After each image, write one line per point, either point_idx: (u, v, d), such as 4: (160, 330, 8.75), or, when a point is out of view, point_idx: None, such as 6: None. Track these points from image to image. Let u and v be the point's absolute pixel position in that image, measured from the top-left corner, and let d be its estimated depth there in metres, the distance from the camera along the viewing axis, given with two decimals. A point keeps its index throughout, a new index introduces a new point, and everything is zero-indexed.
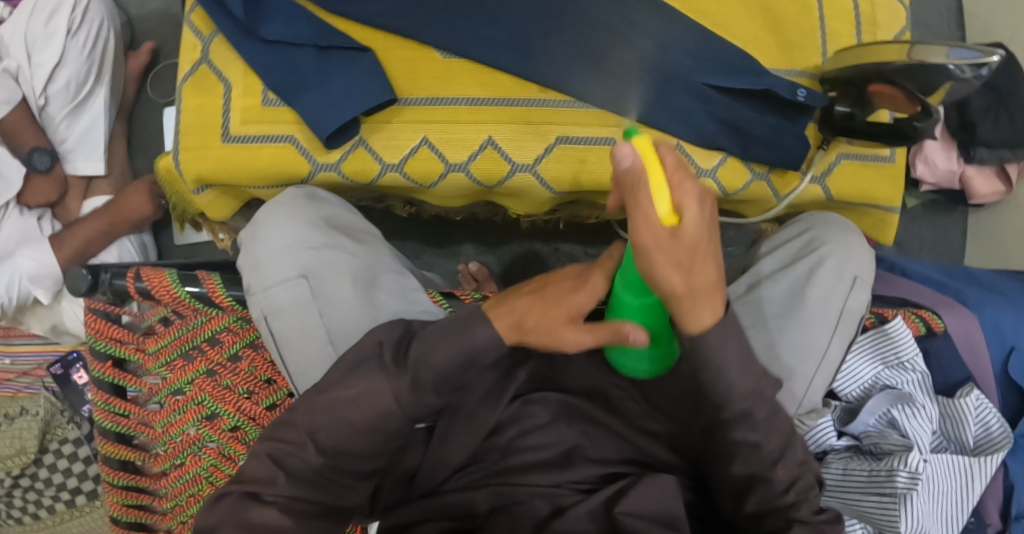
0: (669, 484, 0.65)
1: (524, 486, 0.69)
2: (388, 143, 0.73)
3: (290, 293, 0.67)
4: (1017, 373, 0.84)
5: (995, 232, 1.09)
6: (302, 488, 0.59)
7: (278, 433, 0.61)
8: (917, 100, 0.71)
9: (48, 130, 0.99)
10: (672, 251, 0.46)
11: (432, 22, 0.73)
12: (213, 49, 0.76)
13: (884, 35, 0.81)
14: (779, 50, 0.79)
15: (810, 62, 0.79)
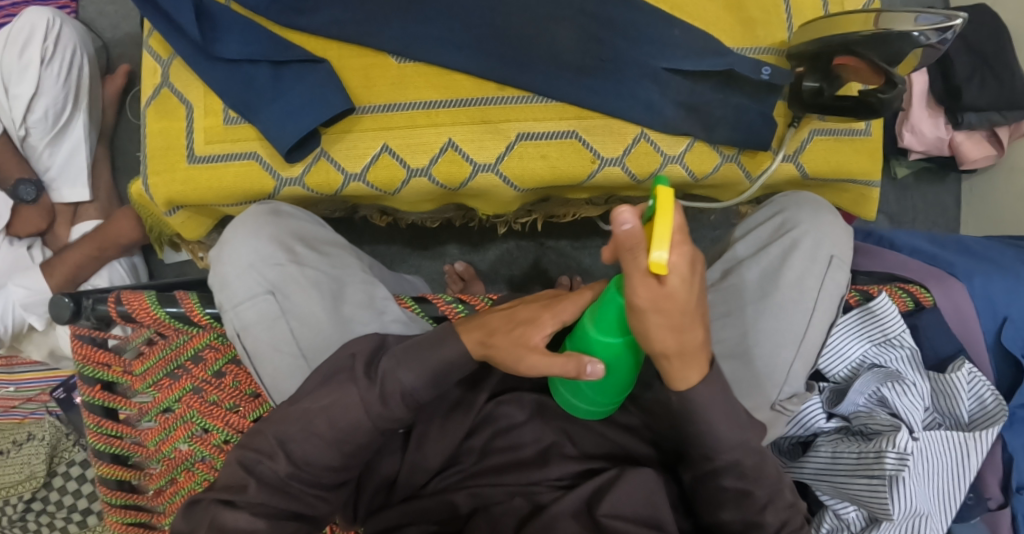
0: (648, 481, 0.66)
1: (501, 486, 0.69)
2: (348, 153, 0.73)
3: (257, 309, 0.67)
4: (1011, 344, 0.82)
5: (991, 198, 1.07)
6: (273, 494, 0.59)
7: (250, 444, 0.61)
8: (884, 71, 0.69)
9: (31, 159, 1.01)
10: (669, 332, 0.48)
11: (384, 28, 0.73)
12: (173, 73, 0.77)
13: (852, 5, 0.79)
14: (743, 28, 0.77)
15: (776, 38, 0.77)
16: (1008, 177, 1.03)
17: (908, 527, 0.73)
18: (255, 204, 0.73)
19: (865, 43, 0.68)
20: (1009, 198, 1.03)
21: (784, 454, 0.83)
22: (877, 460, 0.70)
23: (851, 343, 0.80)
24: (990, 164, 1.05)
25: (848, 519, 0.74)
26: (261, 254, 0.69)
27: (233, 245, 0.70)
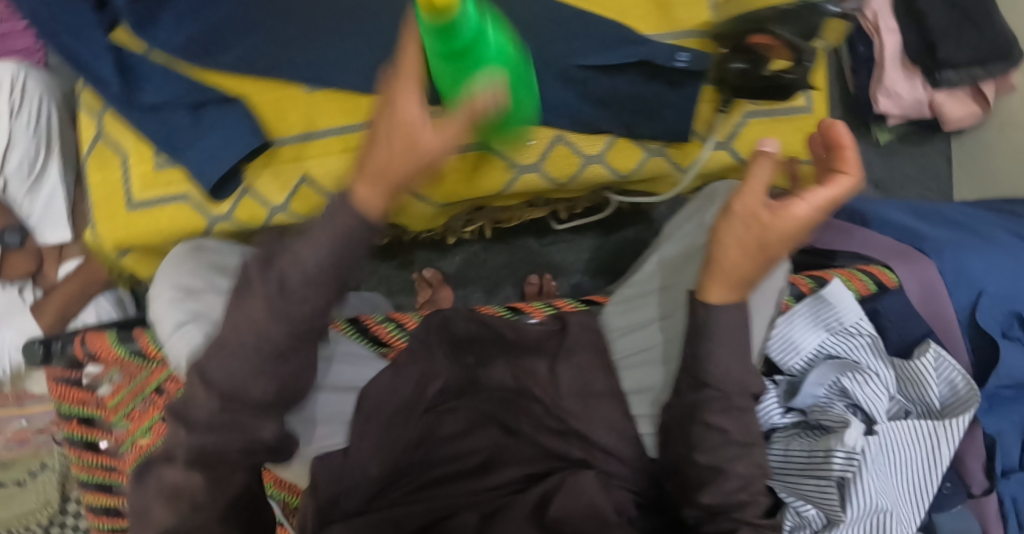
0: (589, 481, 0.68)
1: (448, 496, 0.68)
2: (271, 186, 0.77)
3: (184, 339, 0.67)
4: (985, 320, 0.76)
5: (981, 158, 1.01)
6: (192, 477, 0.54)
7: None
8: (801, 46, 0.64)
9: (13, 207, 1.04)
10: (777, 226, 0.56)
11: (296, 57, 0.75)
12: (105, 124, 0.78)
13: None
14: (660, 13, 0.74)
15: (698, 19, 0.73)
16: (1000, 133, 0.98)
17: (869, 524, 0.68)
18: (177, 244, 0.75)
19: (774, 19, 0.63)
20: (999, 156, 0.98)
21: None
22: (826, 460, 0.66)
23: (805, 333, 0.75)
24: (980, 121, 0.98)
25: (808, 517, 0.70)
26: (179, 288, 0.71)
27: (156, 285, 0.72)
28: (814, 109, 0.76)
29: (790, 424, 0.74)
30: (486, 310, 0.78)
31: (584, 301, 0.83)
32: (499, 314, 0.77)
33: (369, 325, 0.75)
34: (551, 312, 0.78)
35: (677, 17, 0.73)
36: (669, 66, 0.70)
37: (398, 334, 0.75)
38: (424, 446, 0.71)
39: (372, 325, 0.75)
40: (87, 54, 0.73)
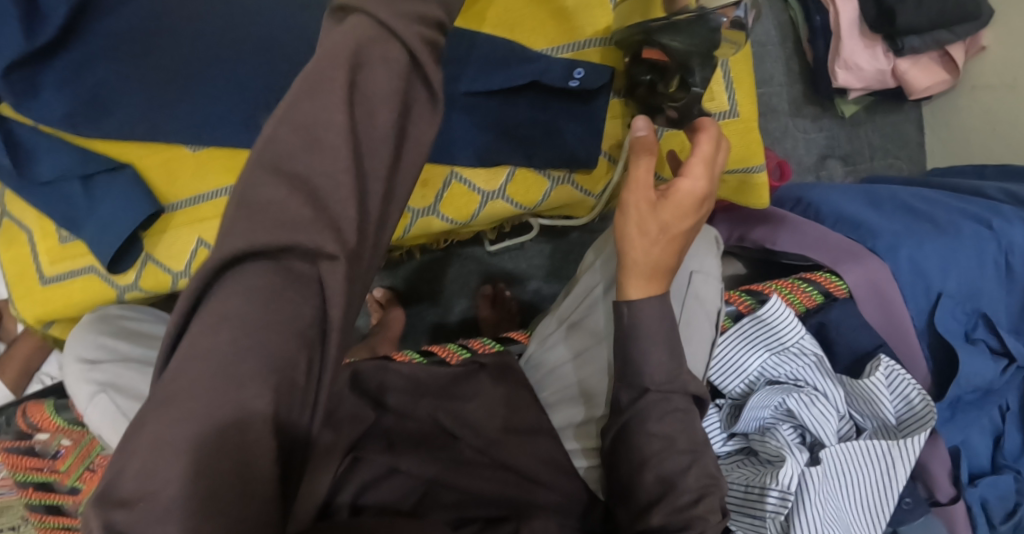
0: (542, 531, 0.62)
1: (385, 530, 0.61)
2: (171, 253, 0.74)
3: (97, 409, 0.66)
4: (945, 323, 0.71)
5: (956, 123, 0.93)
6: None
7: None
8: (693, 52, 0.58)
9: None
10: (671, 213, 0.58)
11: (171, 115, 0.69)
12: (8, 201, 0.76)
13: None
14: (557, 22, 0.68)
15: (600, 27, 0.68)
16: (972, 95, 0.91)
17: None
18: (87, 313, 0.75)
19: (661, 29, 0.59)
20: (974, 119, 0.91)
21: None
22: (759, 498, 0.62)
23: (746, 354, 0.70)
24: (949, 87, 0.91)
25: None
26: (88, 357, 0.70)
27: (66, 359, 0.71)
28: (741, 112, 0.68)
29: (733, 451, 0.71)
30: (399, 359, 0.75)
31: (501, 339, 0.80)
32: (414, 362, 0.73)
33: None
34: (467, 356, 0.75)
35: (575, 27, 0.68)
36: (563, 86, 0.64)
37: None
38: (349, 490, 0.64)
39: None
40: None
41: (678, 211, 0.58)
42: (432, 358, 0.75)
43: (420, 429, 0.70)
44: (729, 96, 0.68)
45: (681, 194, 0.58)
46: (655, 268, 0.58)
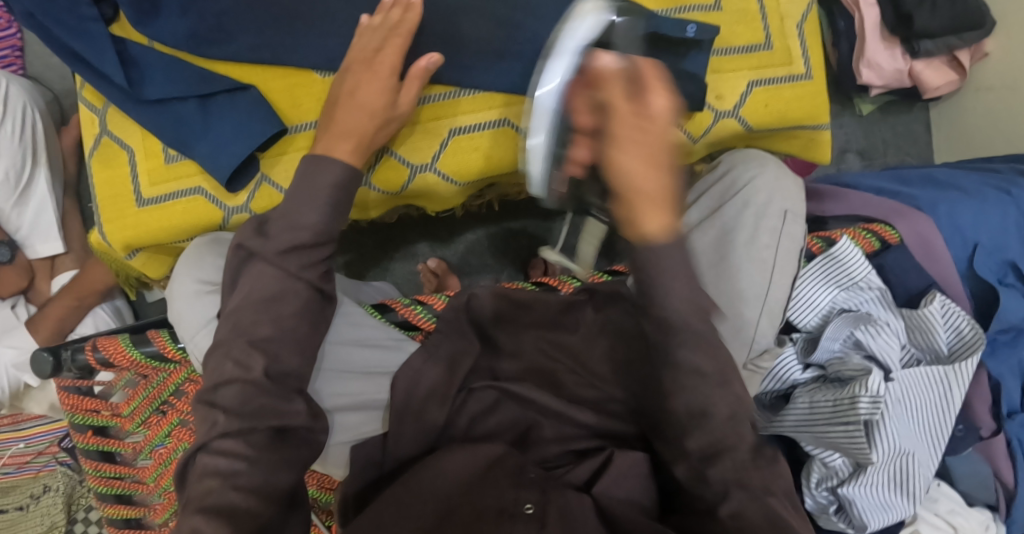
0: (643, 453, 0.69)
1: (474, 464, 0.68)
2: (287, 175, 0.77)
3: (211, 334, 0.71)
4: (984, 270, 0.80)
5: (960, 120, 1.08)
6: (242, 423, 0.64)
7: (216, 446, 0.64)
8: None
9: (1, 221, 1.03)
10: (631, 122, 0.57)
11: (299, 46, 0.76)
12: (110, 120, 0.77)
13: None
14: None
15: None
16: (976, 97, 1.04)
17: (896, 469, 0.73)
18: (196, 237, 0.76)
19: None
20: (978, 118, 1.04)
21: (766, 409, 0.80)
22: (851, 407, 0.69)
23: (818, 291, 0.77)
24: (956, 87, 1.04)
25: (836, 466, 0.74)
26: (202, 282, 0.73)
27: (177, 278, 0.74)
28: (815, 76, 0.78)
29: (809, 379, 0.77)
30: (510, 287, 0.78)
31: (607, 270, 0.82)
32: (524, 288, 0.77)
33: (397, 310, 0.76)
34: (578, 284, 0.79)
35: None
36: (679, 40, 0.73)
37: (427, 315, 0.76)
38: (465, 420, 0.74)
39: (400, 310, 0.76)
40: (92, 49, 0.74)
41: (655, 134, 0.57)
42: (544, 288, 0.79)
43: (526, 364, 0.76)
44: (805, 61, 0.78)
45: (655, 118, 0.57)
46: (654, 198, 0.57)
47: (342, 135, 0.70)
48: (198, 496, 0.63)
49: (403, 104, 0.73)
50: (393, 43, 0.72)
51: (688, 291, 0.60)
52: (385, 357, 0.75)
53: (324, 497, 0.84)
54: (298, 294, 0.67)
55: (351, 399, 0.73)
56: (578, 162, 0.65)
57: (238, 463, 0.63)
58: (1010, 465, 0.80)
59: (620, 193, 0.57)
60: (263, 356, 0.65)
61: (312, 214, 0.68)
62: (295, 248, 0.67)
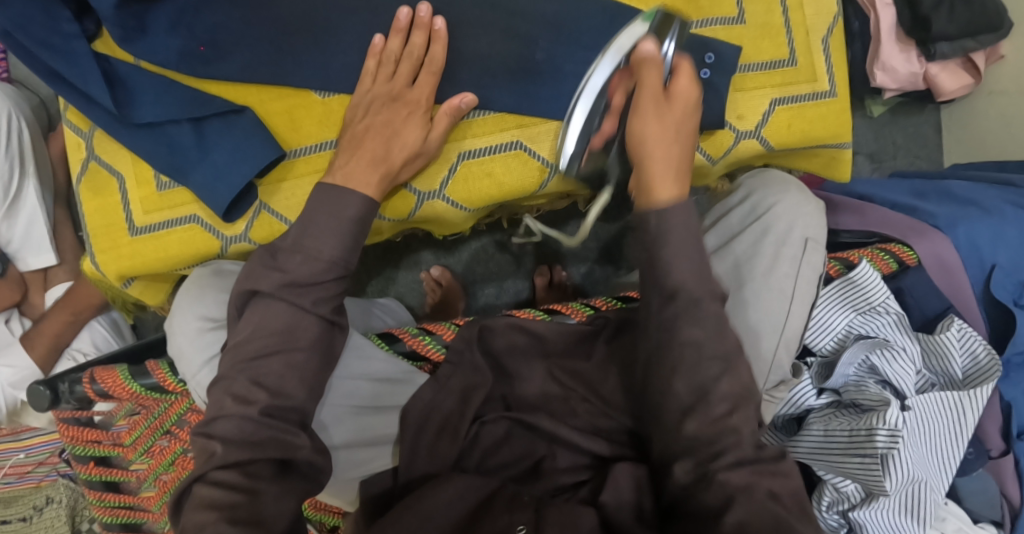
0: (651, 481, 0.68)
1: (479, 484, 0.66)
2: (288, 202, 0.73)
3: (213, 372, 0.69)
4: (1000, 291, 0.79)
5: (972, 123, 1.06)
6: (242, 452, 0.61)
7: (213, 477, 0.61)
8: None
9: None
10: (671, 108, 0.66)
11: (299, 65, 0.73)
12: (97, 144, 0.74)
13: None
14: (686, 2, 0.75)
15: (726, 10, 0.74)
16: (988, 100, 1.02)
17: (907, 495, 0.73)
18: (197, 268, 0.74)
19: None
20: (991, 123, 1.02)
21: (778, 431, 0.80)
22: (868, 439, 0.68)
23: (834, 315, 0.76)
24: (970, 91, 1.02)
25: (847, 492, 0.73)
26: (203, 315, 0.72)
27: (177, 312, 0.72)
28: (839, 93, 0.76)
29: (824, 405, 0.76)
30: (520, 314, 0.76)
31: (618, 297, 0.81)
32: (537, 318, 0.75)
33: (405, 340, 0.76)
34: (591, 312, 0.78)
35: (703, 4, 0.74)
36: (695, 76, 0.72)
37: (435, 346, 0.74)
38: (476, 455, 0.71)
39: (408, 340, 0.76)
40: (71, 69, 0.70)
41: (677, 113, 0.66)
42: (556, 316, 0.77)
43: (540, 389, 0.73)
44: (829, 78, 0.75)
45: (677, 98, 0.66)
46: (668, 166, 0.64)
47: (372, 172, 0.68)
48: (193, 529, 0.59)
49: (436, 138, 0.71)
50: (423, 74, 0.70)
51: (695, 267, 0.62)
52: (393, 390, 0.74)
53: (331, 521, 0.84)
54: (309, 328, 0.66)
55: (359, 434, 0.72)
56: (598, 136, 0.70)
57: (234, 495, 0.60)
58: (1017, 484, 0.80)
59: (636, 153, 0.65)
60: (267, 391, 0.64)
61: (328, 245, 0.66)
62: (308, 284, 0.65)
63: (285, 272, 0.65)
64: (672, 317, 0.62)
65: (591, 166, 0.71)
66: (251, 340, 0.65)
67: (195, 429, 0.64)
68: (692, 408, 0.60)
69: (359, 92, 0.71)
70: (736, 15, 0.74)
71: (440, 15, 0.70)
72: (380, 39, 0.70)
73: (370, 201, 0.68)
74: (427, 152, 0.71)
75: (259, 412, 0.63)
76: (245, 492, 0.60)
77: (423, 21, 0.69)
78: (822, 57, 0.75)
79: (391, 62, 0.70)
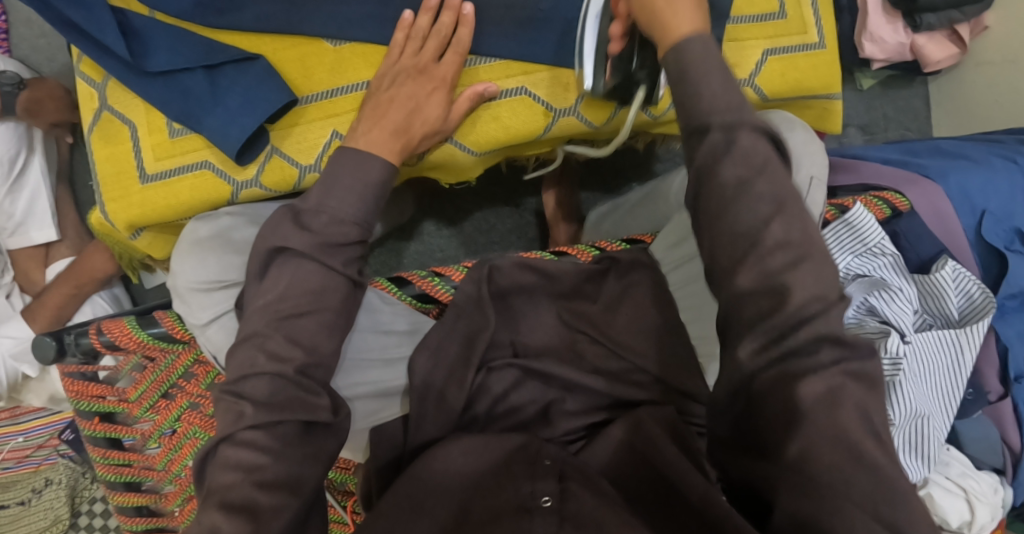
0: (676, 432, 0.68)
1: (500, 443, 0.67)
2: (300, 146, 0.75)
3: (225, 330, 0.70)
4: (992, 236, 0.82)
5: (959, 95, 1.11)
6: (271, 414, 0.62)
7: (243, 436, 0.61)
8: None
9: None
10: None
11: (309, 15, 0.74)
12: (110, 94, 0.75)
13: None
14: None
15: None
16: (976, 70, 1.06)
17: (911, 431, 0.73)
18: (192, 223, 0.74)
19: None
20: (979, 92, 1.07)
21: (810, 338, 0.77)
22: None
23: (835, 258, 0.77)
24: (957, 62, 1.07)
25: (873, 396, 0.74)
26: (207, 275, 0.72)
27: (177, 273, 0.72)
28: (829, 45, 0.78)
29: None
30: (529, 256, 0.77)
31: (624, 240, 0.82)
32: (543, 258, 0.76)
33: (414, 283, 0.76)
34: (597, 253, 0.79)
35: None
36: None
37: (445, 288, 0.75)
38: (488, 400, 0.71)
39: (417, 282, 0.76)
40: (88, 20, 0.71)
41: None
42: (563, 257, 0.78)
43: (550, 339, 0.74)
44: (818, 31, 0.78)
45: None
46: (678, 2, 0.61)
47: (392, 141, 0.70)
48: (219, 490, 0.60)
49: (455, 118, 0.74)
50: (448, 53, 0.73)
51: (722, 87, 0.57)
52: (401, 343, 0.75)
53: (340, 478, 0.82)
54: (338, 290, 0.67)
55: (373, 387, 0.73)
56: (614, 40, 0.69)
57: (259, 455, 0.60)
58: (1017, 430, 0.81)
59: (644, 16, 0.63)
60: (302, 349, 0.65)
61: (353, 206, 0.68)
62: (340, 245, 0.67)
63: (314, 233, 0.66)
64: (714, 157, 0.56)
65: (618, 77, 0.70)
66: (278, 301, 0.65)
67: (222, 388, 0.65)
68: (754, 277, 0.54)
69: (387, 63, 0.73)
70: None
71: (469, 0, 0.73)
72: (409, 15, 0.72)
73: (390, 167, 0.70)
74: (446, 129, 0.74)
75: (294, 370, 0.64)
76: (270, 455, 0.61)
77: (453, 6, 0.72)
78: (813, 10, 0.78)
79: (418, 38, 0.72)
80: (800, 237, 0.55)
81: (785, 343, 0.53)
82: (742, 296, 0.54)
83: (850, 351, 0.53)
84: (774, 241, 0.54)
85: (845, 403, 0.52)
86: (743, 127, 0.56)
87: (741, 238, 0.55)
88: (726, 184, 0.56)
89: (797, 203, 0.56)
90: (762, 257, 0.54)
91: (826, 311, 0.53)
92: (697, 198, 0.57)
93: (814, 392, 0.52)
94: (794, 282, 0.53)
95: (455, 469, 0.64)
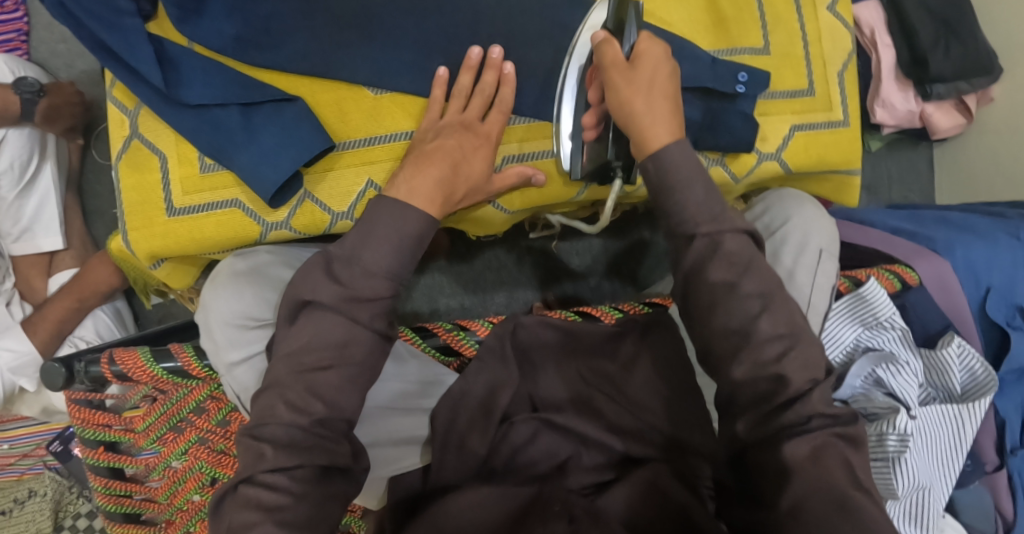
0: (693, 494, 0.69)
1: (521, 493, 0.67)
2: (332, 192, 0.75)
3: (254, 371, 0.69)
4: (995, 312, 0.85)
5: (959, 162, 1.18)
6: (292, 457, 0.61)
7: (266, 479, 0.60)
8: None
9: (12, 213, 1.03)
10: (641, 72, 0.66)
11: (354, 61, 0.75)
12: (141, 122, 0.75)
13: (823, 12, 0.83)
14: (716, 30, 0.80)
15: (750, 38, 0.80)
16: (979, 139, 1.12)
17: (911, 501, 0.76)
18: (227, 262, 0.73)
19: None
20: (981, 160, 1.13)
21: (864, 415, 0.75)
22: (879, 444, 0.73)
23: (843, 329, 0.79)
24: (962, 130, 1.13)
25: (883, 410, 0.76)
26: (240, 315, 0.70)
27: (210, 311, 0.70)
28: (851, 123, 0.82)
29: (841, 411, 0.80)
30: (551, 315, 0.78)
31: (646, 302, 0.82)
32: (568, 318, 0.76)
33: (439, 334, 0.77)
34: (621, 315, 0.79)
35: (733, 35, 0.80)
36: (730, 91, 0.77)
37: (469, 342, 0.75)
38: (508, 452, 0.72)
39: (441, 334, 0.77)
40: (126, 46, 0.71)
41: (644, 71, 0.66)
42: (586, 317, 0.78)
43: (565, 393, 0.74)
44: (843, 109, 0.82)
45: (645, 62, 0.67)
46: (656, 119, 0.65)
47: (436, 192, 0.68)
48: (239, 529, 0.59)
49: (499, 187, 0.75)
50: (492, 112, 0.74)
51: (705, 197, 0.63)
52: (425, 393, 0.76)
53: (345, 519, 0.82)
54: (362, 344, 0.64)
55: (394, 436, 0.73)
56: (589, 129, 0.73)
57: (283, 497, 0.60)
58: (1010, 497, 0.84)
59: (620, 120, 0.66)
60: (323, 403, 0.63)
61: (386, 259, 0.65)
62: (368, 300, 0.64)
63: (343, 286, 0.63)
64: (700, 263, 0.62)
65: (593, 162, 0.74)
66: (301, 348, 0.63)
67: (242, 430, 0.63)
68: (748, 368, 0.60)
69: (429, 120, 0.74)
70: (762, 45, 0.80)
71: (509, 60, 0.74)
72: (447, 73, 0.73)
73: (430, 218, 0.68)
74: (485, 190, 0.74)
75: (313, 422, 0.62)
76: (293, 496, 0.60)
77: (495, 65, 0.73)
78: (838, 90, 0.82)
79: (462, 97, 0.73)
80: (787, 328, 0.61)
81: (777, 421, 0.59)
82: (737, 384, 0.61)
83: (834, 419, 0.59)
84: (766, 335, 0.60)
85: (831, 459, 0.58)
86: (726, 232, 0.62)
87: (733, 333, 0.61)
88: (713, 286, 0.62)
89: (781, 292, 0.62)
90: (755, 347, 0.60)
91: (811, 391, 0.59)
92: (687, 295, 0.63)
93: (801, 451, 0.58)
94: (787, 373, 0.59)
95: (477, 517, 0.65)
